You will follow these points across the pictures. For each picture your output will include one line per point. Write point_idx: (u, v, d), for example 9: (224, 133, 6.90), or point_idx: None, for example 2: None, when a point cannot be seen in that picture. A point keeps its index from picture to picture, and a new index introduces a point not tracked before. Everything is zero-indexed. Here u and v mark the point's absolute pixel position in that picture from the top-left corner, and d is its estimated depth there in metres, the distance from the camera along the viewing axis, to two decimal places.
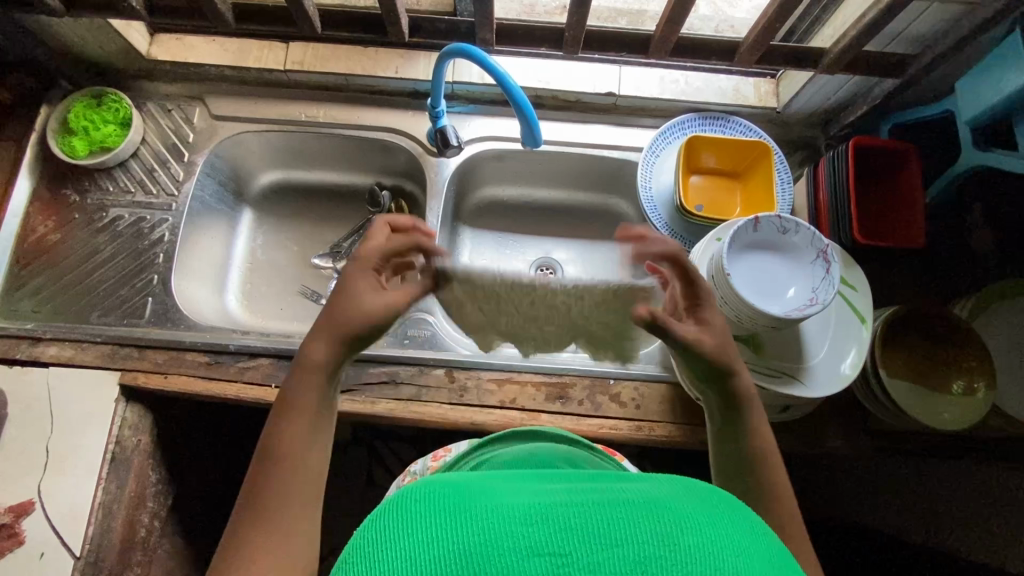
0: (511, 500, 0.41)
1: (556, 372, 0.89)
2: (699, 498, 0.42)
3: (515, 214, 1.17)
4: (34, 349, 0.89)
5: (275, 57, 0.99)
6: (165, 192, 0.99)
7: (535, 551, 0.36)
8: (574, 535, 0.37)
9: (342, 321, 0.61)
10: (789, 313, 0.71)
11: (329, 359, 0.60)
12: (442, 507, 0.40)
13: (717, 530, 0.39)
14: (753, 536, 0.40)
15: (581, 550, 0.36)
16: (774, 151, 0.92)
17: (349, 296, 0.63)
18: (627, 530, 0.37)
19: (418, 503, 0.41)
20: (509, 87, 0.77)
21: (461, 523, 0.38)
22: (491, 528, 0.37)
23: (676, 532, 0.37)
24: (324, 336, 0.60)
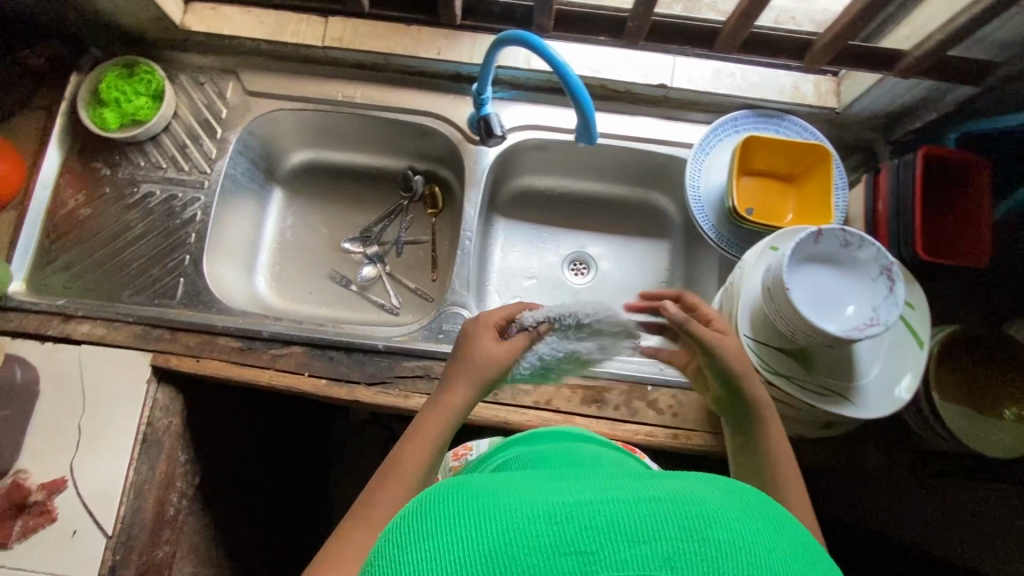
0: (537, 493, 0.37)
1: (593, 376, 0.87)
2: (728, 490, 0.39)
3: (551, 207, 1.14)
4: (67, 326, 0.88)
5: (314, 32, 0.94)
6: (198, 170, 0.96)
7: (560, 549, 0.34)
8: (604, 534, 0.34)
9: (482, 370, 0.66)
10: (849, 333, 0.68)
11: (465, 403, 0.66)
12: (465, 505, 0.36)
13: (747, 524, 0.36)
14: (784, 528, 0.38)
15: (608, 548, 0.34)
16: (834, 156, 0.87)
17: (484, 350, 0.67)
18: (657, 527, 0.34)
19: (440, 501, 0.38)
20: (566, 76, 0.73)
21: (481, 522, 0.35)
22: (512, 528, 0.34)
23: (707, 529, 0.35)
24: (468, 384, 0.66)
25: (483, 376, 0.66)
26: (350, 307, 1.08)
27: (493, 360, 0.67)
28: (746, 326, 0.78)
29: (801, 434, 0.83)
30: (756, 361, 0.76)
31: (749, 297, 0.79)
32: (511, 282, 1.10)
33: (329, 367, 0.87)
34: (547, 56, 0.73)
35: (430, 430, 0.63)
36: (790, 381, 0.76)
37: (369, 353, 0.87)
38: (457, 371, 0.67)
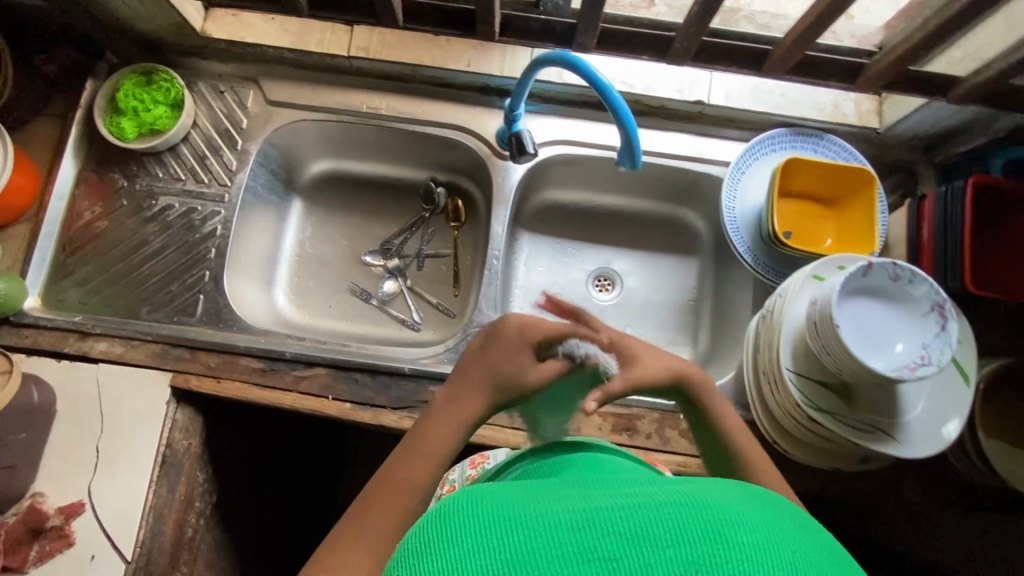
0: (557, 503, 0.36)
1: (624, 403, 0.85)
2: (750, 497, 0.37)
3: (576, 221, 1.12)
4: (84, 344, 0.85)
5: (339, 42, 0.91)
6: (217, 182, 0.93)
7: (583, 556, 0.32)
8: (623, 538, 0.33)
9: (500, 381, 0.59)
10: (900, 372, 0.66)
11: (475, 416, 0.58)
12: (481, 513, 0.35)
13: (768, 524, 0.34)
14: (812, 532, 0.36)
15: (632, 555, 0.32)
16: (878, 181, 0.84)
17: (500, 356, 0.60)
18: (682, 530, 0.33)
19: (451, 510, 0.36)
20: (609, 96, 0.70)
21: (496, 529, 0.34)
22: (527, 534, 0.33)
23: (730, 530, 0.33)
24: (480, 395, 0.59)
25: (500, 387, 0.59)
26: (371, 322, 1.05)
27: (516, 370, 0.59)
28: (788, 359, 0.75)
29: (838, 468, 0.81)
30: (799, 397, 0.74)
31: (791, 328, 0.76)
32: (535, 298, 1.08)
33: (353, 390, 0.84)
34: (591, 77, 0.70)
35: (435, 441, 0.56)
36: (832, 418, 0.74)
37: (395, 376, 0.85)
38: (473, 379, 0.59)
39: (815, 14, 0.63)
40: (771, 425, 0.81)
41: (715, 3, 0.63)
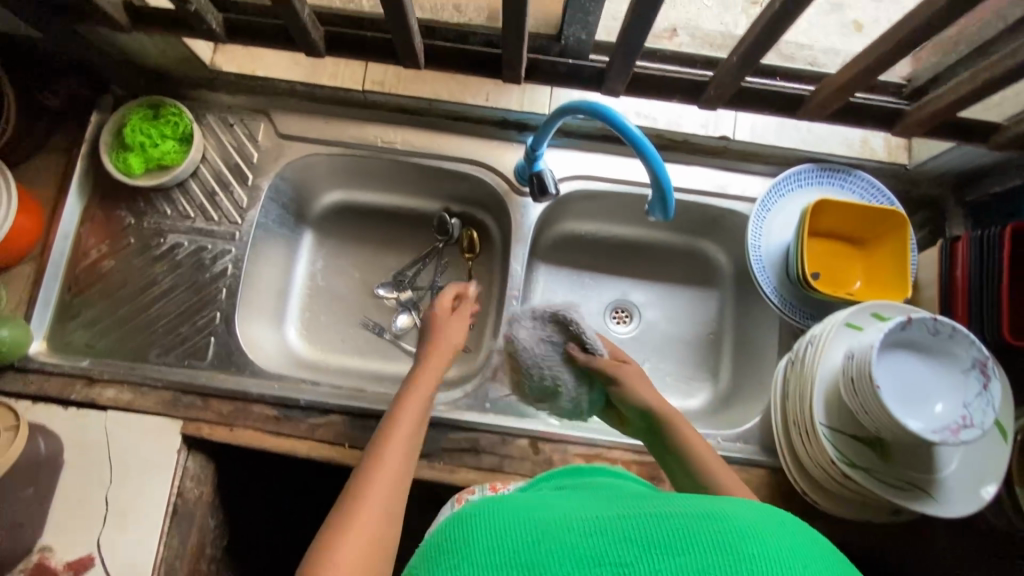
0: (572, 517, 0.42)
1: (650, 451, 0.83)
2: (752, 509, 0.42)
3: (593, 252, 1.09)
4: (91, 390, 0.82)
5: (354, 75, 0.90)
6: (227, 220, 0.90)
7: (596, 558, 0.37)
8: (634, 545, 0.38)
9: (450, 340, 0.75)
10: (942, 434, 0.64)
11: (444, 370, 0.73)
12: (507, 522, 0.42)
13: (767, 530, 0.39)
14: (810, 539, 0.40)
15: (642, 560, 0.37)
16: (910, 223, 0.82)
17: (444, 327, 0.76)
18: (690, 539, 0.37)
19: (477, 520, 0.43)
20: (642, 148, 0.66)
21: (517, 534, 0.40)
22: (543, 535, 0.40)
23: (729, 536, 0.38)
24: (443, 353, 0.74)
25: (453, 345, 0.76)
26: (384, 358, 1.03)
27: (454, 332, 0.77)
28: (821, 412, 0.73)
29: (870, 520, 0.79)
30: (833, 452, 0.72)
31: (824, 379, 0.74)
32: None
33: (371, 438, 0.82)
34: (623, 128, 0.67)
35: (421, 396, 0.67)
36: (867, 474, 0.72)
37: None
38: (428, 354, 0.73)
39: (860, 66, 0.60)
40: (801, 476, 0.79)
41: (757, 54, 0.60)
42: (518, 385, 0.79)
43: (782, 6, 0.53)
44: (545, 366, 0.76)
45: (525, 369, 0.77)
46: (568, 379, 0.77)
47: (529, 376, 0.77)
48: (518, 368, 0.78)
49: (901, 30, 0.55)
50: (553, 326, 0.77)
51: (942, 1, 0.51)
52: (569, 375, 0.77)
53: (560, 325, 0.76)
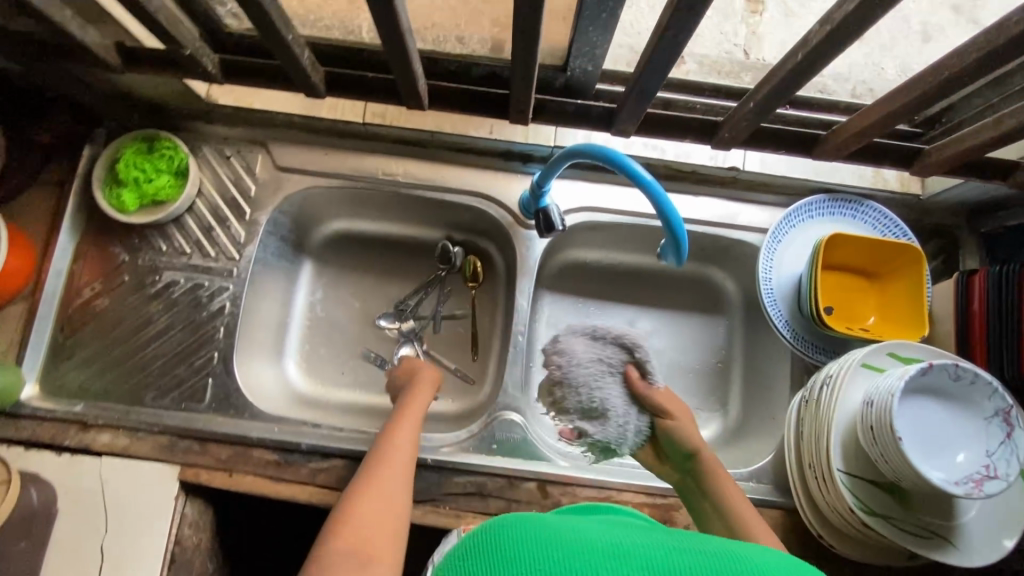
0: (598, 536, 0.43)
1: (661, 493, 0.80)
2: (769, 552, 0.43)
3: (598, 280, 1.07)
4: (85, 436, 0.80)
5: (354, 108, 0.88)
6: (225, 256, 0.87)
7: None
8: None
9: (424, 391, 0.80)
10: (966, 487, 0.61)
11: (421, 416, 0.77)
12: (536, 535, 0.42)
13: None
14: None
15: None
16: (925, 258, 0.80)
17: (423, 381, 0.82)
18: None
19: (507, 529, 0.43)
20: (654, 193, 0.65)
21: (547, 548, 0.40)
22: (573, 552, 0.40)
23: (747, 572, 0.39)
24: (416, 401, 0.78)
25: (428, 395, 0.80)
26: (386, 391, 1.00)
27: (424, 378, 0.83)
28: (839, 458, 0.71)
29: (887, 564, 0.77)
30: (851, 500, 0.70)
31: (841, 421, 0.72)
32: None
33: None
34: (635, 175, 0.66)
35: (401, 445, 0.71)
36: (886, 522, 0.69)
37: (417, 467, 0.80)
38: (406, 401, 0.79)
39: (882, 111, 0.58)
40: (816, 518, 0.77)
41: (776, 100, 0.58)
42: (562, 416, 0.67)
43: (805, 55, 0.51)
44: (602, 386, 0.67)
45: (579, 383, 0.66)
46: (621, 408, 0.68)
47: (582, 393, 0.66)
48: (571, 384, 0.66)
49: (925, 77, 0.53)
50: (618, 348, 0.70)
51: (972, 51, 0.49)
52: (623, 403, 0.69)
53: (627, 349, 0.69)
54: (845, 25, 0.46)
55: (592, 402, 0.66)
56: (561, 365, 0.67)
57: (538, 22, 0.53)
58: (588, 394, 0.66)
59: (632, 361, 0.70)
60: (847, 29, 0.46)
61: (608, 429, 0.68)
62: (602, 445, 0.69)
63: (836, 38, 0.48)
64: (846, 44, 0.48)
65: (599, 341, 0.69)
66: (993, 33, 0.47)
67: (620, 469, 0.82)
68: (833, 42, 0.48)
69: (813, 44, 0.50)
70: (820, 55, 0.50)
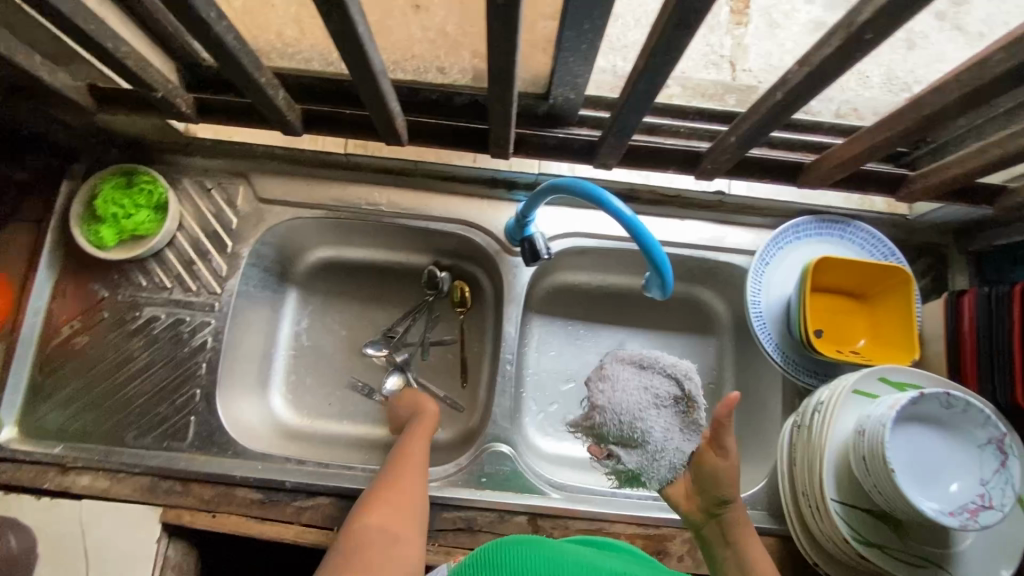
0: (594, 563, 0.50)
1: (654, 524, 0.79)
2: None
3: (588, 302, 1.06)
4: (64, 478, 0.78)
5: (335, 140, 0.88)
6: (207, 290, 0.86)
7: None
8: None
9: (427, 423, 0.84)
10: (961, 518, 0.60)
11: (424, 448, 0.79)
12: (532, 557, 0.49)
13: None
14: None
15: None
16: (915, 279, 0.79)
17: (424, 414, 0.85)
18: None
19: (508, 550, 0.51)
20: (635, 229, 0.64)
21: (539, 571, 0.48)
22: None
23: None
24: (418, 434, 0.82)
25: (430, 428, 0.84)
26: (374, 422, 0.99)
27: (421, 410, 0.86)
28: (832, 487, 0.70)
29: None
30: (845, 530, 0.69)
31: (833, 449, 0.71)
32: (549, 385, 1.02)
33: None
34: (618, 214, 0.65)
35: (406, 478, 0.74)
36: (882, 551, 0.68)
37: None
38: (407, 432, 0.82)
39: (865, 144, 0.58)
40: (810, 546, 0.75)
41: (759, 134, 0.57)
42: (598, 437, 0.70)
43: (784, 93, 0.50)
44: (644, 415, 0.68)
45: (621, 410, 0.68)
46: (662, 438, 0.69)
47: (622, 419, 0.68)
48: (611, 409, 0.68)
49: (907, 111, 0.53)
50: (668, 380, 0.70)
51: (954, 88, 0.48)
52: (664, 434, 0.69)
53: (678, 382, 0.69)
54: (822, 66, 0.45)
55: (630, 429, 0.68)
56: (604, 389, 0.69)
57: (513, 63, 0.52)
58: (628, 423, 0.67)
59: (682, 397, 0.70)
60: (824, 70, 0.46)
61: (643, 457, 0.70)
62: (631, 471, 0.70)
63: (814, 79, 0.47)
64: (824, 84, 0.48)
65: (648, 373, 0.70)
66: (972, 71, 0.47)
67: (611, 500, 0.81)
68: (810, 82, 0.48)
69: (790, 83, 0.49)
70: (799, 94, 0.49)
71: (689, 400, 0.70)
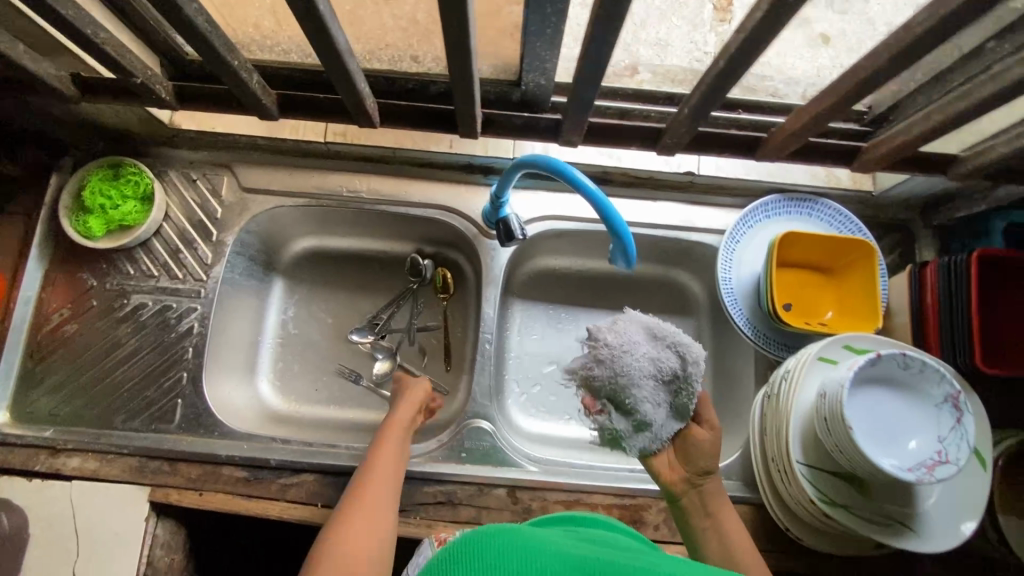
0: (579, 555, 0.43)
1: (630, 494, 0.81)
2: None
3: (569, 286, 1.08)
4: (55, 460, 0.81)
5: (314, 128, 0.89)
6: (193, 277, 0.89)
7: None
8: None
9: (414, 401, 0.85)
10: (918, 473, 0.63)
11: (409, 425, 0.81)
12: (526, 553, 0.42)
13: None
14: None
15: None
16: (878, 251, 0.81)
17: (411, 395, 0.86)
18: None
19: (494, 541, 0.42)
20: (597, 199, 0.67)
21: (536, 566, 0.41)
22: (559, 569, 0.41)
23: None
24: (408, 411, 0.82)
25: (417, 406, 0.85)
26: (360, 406, 1.01)
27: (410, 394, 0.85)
28: (798, 450, 0.72)
29: (855, 554, 0.78)
30: (811, 491, 0.71)
31: (798, 415, 0.73)
32: (530, 368, 1.04)
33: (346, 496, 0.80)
34: (591, 195, 0.67)
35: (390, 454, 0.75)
36: (848, 512, 0.70)
37: None
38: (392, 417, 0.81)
39: (811, 113, 0.60)
40: (782, 511, 0.77)
41: (709, 104, 0.59)
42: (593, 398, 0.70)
43: (726, 61, 0.53)
44: (642, 382, 0.68)
45: (623, 374, 0.67)
46: (653, 410, 0.69)
47: (620, 383, 0.68)
48: (611, 374, 0.68)
49: (845, 78, 0.55)
50: (676, 356, 0.68)
51: (884, 52, 0.51)
52: (656, 405, 0.69)
53: (684, 362, 0.68)
54: (756, 32, 0.48)
55: (625, 393, 0.68)
56: (612, 345, 0.68)
57: (471, 40, 0.55)
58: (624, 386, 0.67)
59: (682, 374, 0.69)
60: (758, 36, 0.48)
61: (628, 425, 0.70)
62: (613, 434, 0.71)
63: (750, 46, 0.50)
64: (761, 50, 0.50)
65: (657, 345, 0.68)
66: (900, 35, 0.49)
67: (589, 473, 0.83)
68: (747, 49, 0.50)
69: (731, 51, 0.52)
70: (739, 62, 0.52)
71: (689, 379, 0.69)
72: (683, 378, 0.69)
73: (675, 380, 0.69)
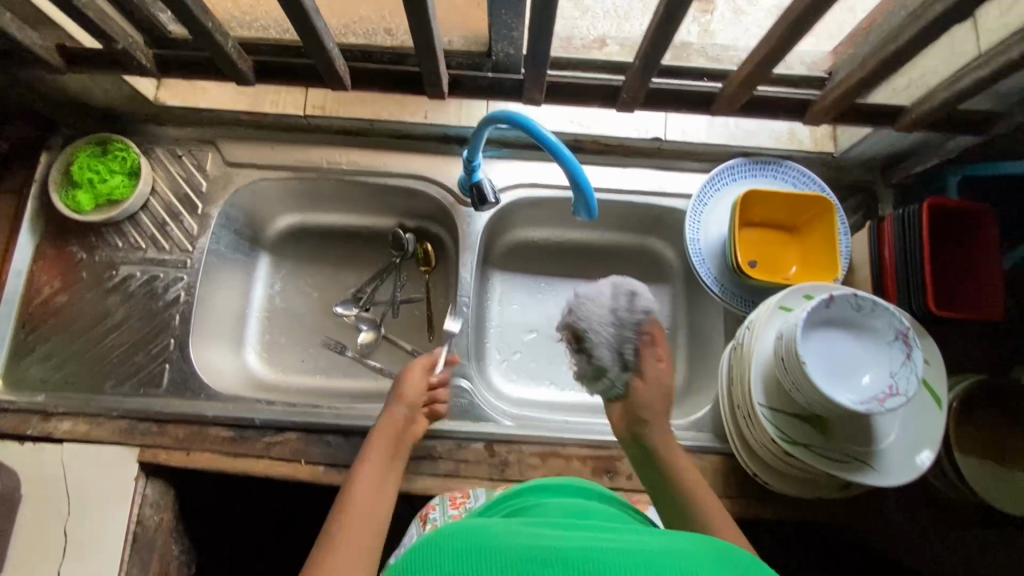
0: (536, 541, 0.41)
1: (603, 445, 0.84)
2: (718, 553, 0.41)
3: (546, 257, 1.11)
4: (46, 425, 0.83)
5: (294, 101, 0.92)
6: (179, 248, 0.92)
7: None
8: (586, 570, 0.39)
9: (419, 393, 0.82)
10: (869, 405, 0.65)
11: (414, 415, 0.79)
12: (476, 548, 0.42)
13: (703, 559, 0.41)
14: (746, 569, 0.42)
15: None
16: (837, 206, 0.84)
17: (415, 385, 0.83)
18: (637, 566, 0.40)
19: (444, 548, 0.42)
20: (556, 150, 0.71)
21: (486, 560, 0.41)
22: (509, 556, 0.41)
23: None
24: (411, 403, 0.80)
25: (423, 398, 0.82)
26: (346, 375, 1.04)
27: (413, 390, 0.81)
28: (760, 394, 0.75)
29: (821, 497, 0.80)
30: (773, 432, 0.74)
31: (760, 361, 0.76)
32: (510, 337, 1.07)
33: (328, 453, 0.83)
34: (561, 156, 0.71)
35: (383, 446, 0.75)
36: (809, 451, 0.73)
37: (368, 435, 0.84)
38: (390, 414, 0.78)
39: (754, 61, 0.63)
40: (748, 457, 0.80)
41: (657, 54, 0.63)
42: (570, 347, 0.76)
43: (666, 8, 0.56)
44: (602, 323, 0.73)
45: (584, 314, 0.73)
46: (613, 352, 0.73)
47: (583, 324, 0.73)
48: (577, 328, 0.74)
49: (782, 24, 0.59)
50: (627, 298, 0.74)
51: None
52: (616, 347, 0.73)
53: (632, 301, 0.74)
54: None
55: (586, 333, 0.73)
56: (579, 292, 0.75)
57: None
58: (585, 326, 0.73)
59: (633, 314, 0.74)
60: None
61: (596, 369, 0.74)
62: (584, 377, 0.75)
63: None
64: None
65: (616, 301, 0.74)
66: None
67: (564, 427, 0.86)
68: None
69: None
70: (678, 8, 0.55)
71: (640, 318, 0.74)
72: (635, 318, 0.74)
73: (628, 320, 0.73)
